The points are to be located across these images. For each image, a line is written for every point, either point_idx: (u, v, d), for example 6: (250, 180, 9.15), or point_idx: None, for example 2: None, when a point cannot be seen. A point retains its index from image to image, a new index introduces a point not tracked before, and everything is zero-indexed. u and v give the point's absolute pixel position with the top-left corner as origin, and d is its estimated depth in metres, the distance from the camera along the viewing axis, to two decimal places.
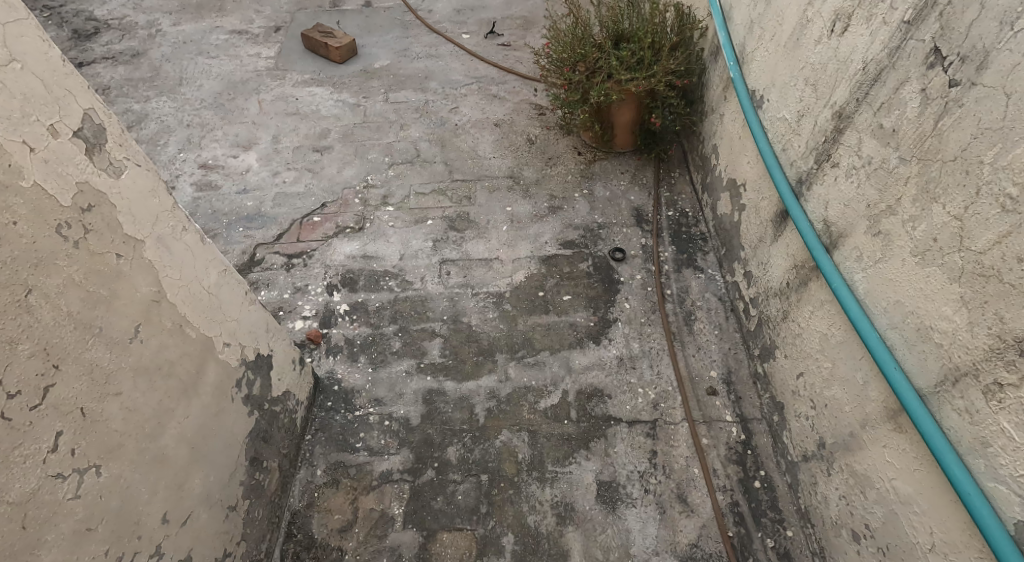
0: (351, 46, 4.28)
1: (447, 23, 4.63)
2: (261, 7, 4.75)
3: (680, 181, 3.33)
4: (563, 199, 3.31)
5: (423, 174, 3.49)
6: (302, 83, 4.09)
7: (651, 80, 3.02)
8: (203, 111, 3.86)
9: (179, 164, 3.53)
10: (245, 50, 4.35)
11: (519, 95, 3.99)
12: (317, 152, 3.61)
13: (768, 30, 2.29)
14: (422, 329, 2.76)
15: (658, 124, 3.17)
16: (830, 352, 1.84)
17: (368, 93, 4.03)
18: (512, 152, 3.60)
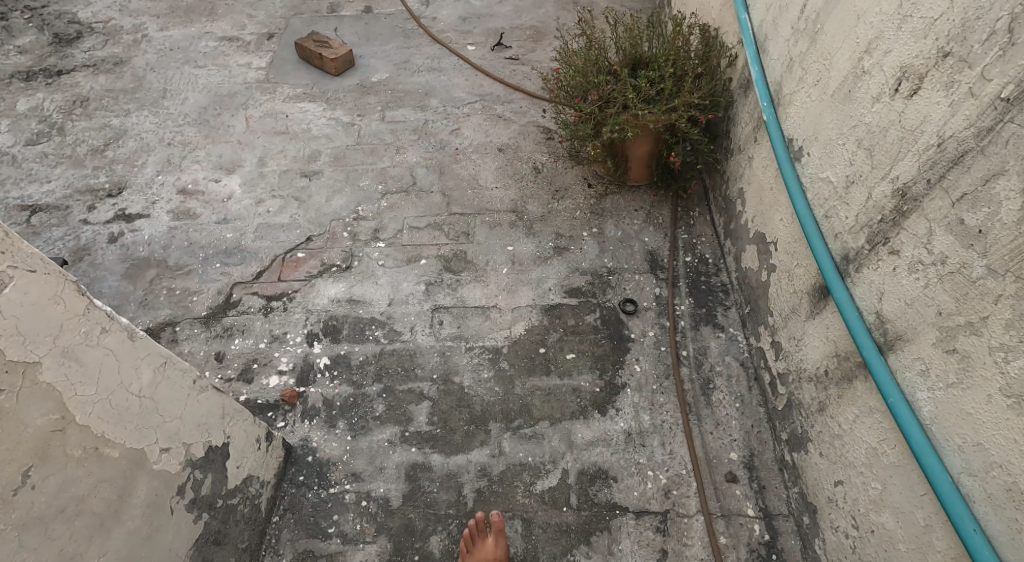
0: (348, 58, 4.01)
1: (451, 32, 4.33)
2: (255, 11, 4.46)
3: (700, 222, 3.03)
4: (569, 240, 3.04)
5: (418, 206, 3.23)
6: (294, 97, 3.82)
7: (671, 115, 2.71)
8: (187, 128, 3.60)
9: (156, 187, 3.27)
10: (236, 59, 4.08)
11: (526, 115, 3.70)
12: (305, 178, 3.35)
13: (811, 73, 1.98)
14: (409, 390, 2.48)
15: (678, 162, 2.86)
16: (880, 471, 1.55)
17: (363, 111, 3.76)
18: (516, 182, 3.33)
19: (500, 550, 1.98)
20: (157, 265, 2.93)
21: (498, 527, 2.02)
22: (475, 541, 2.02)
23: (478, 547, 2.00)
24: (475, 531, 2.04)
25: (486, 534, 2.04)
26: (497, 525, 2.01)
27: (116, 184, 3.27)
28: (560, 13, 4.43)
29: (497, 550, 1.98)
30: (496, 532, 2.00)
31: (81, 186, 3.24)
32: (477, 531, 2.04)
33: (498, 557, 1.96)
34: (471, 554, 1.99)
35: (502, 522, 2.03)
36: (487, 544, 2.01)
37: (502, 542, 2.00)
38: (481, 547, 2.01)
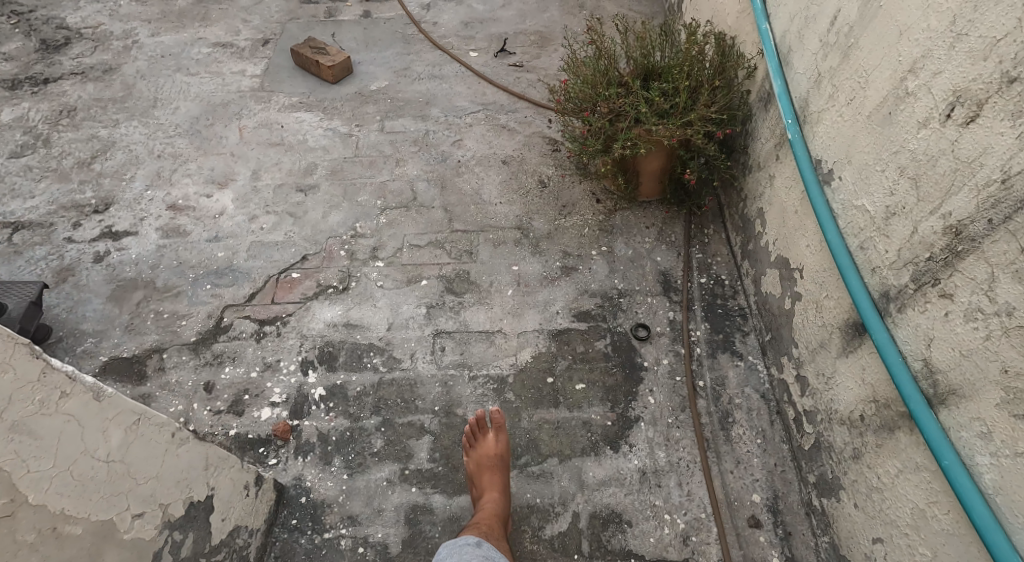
0: (346, 65, 3.87)
1: (453, 38, 4.18)
2: (249, 16, 4.32)
3: (715, 240, 2.88)
4: (577, 259, 2.89)
5: (419, 222, 3.08)
6: (289, 107, 3.68)
7: (687, 130, 2.55)
8: (177, 140, 3.46)
9: (145, 203, 3.13)
10: (230, 67, 3.94)
11: (531, 125, 3.56)
12: (301, 193, 3.21)
13: (842, 90, 1.83)
14: (409, 423, 2.34)
15: (693, 179, 2.70)
16: (930, 536, 1.44)
17: (362, 120, 3.61)
18: (521, 197, 3.19)
19: (500, 444, 2.13)
20: (145, 287, 2.78)
21: (498, 424, 2.17)
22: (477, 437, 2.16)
23: (480, 442, 2.15)
24: (477, 428, 2.18)
25: (487, 432, 2.19)
26: (497, 421, 2.16)
27: (102, 199, 3.13)
28: (565, 18, 4.29)
29: (498, 444, 2.13)
30: (496, 428, 2.15)
31: (66, 202, 3.10)
32: (478, 427, 2.19)
33: (499, 449, 2.11)
34: (474, 448, 2.14)
35: (501, 419, 2.18)
36: (487, 439, 2.15)
37: (501, 437, 2.15)
38: (483, 443, 2.15)
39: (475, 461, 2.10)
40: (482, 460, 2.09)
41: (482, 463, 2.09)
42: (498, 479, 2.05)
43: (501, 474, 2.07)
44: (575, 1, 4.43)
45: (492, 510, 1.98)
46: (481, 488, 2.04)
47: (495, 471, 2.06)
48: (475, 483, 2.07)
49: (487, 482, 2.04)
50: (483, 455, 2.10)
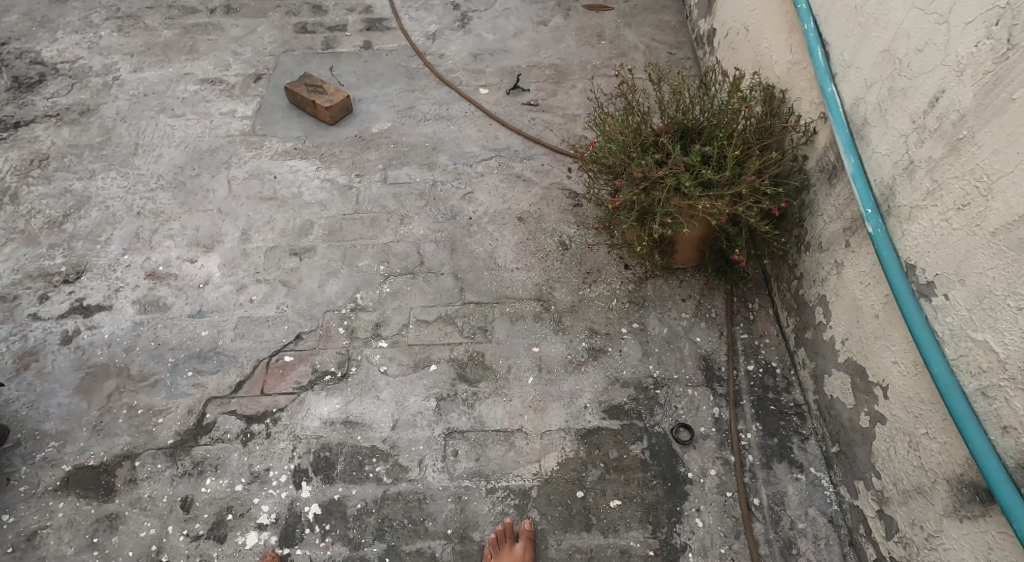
0: (345, 105, 3.58)
1: (461, 72, 3.87)
2: (240, 48, 4.00)
3: (762, 316, 2.55)
4: (605, 339, 2.57)
5: (426, 292, 2.76)
6: (283, 153, 3.36)
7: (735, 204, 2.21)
8: (159, 193, 3.14)
9: (121, 270, 2.80)
10: (219, 106, 3.62)
11: (548, 175, 3.25)
12: (295, 256, 2.89)
13: (946, 187, 1.53)
14: (418, 551, 2.05)
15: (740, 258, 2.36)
16: None
17: (363, 169, 3.30)
18: (539, 262, 2.87)
19: (528, 553, 1.98)
20: (117, 375, 2.45)
21: (528, 535, 2.02)
22: (501, 544, 2.00)
23: (505, 550, 1.99)
24: (502, 535, 2.03)
25: (514, 540, 2.03)
26: (525, 531, 2.01)
27: (74, 266, 2.81)
28: (581, 51, 3.99)
29: (527, 552, 1.98)
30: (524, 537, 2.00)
31: (33, 270, 2.78)
32: (503, 535, 2.03)
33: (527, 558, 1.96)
34: (496, 555, 1.98)
35: (531, 532, 2.03)
36: (513, 548, 1.99)
37: (529, 547, 1.99)
38: (507, 550, 1.99)
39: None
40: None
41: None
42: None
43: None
44: (592, 31, 4.12)
45: None
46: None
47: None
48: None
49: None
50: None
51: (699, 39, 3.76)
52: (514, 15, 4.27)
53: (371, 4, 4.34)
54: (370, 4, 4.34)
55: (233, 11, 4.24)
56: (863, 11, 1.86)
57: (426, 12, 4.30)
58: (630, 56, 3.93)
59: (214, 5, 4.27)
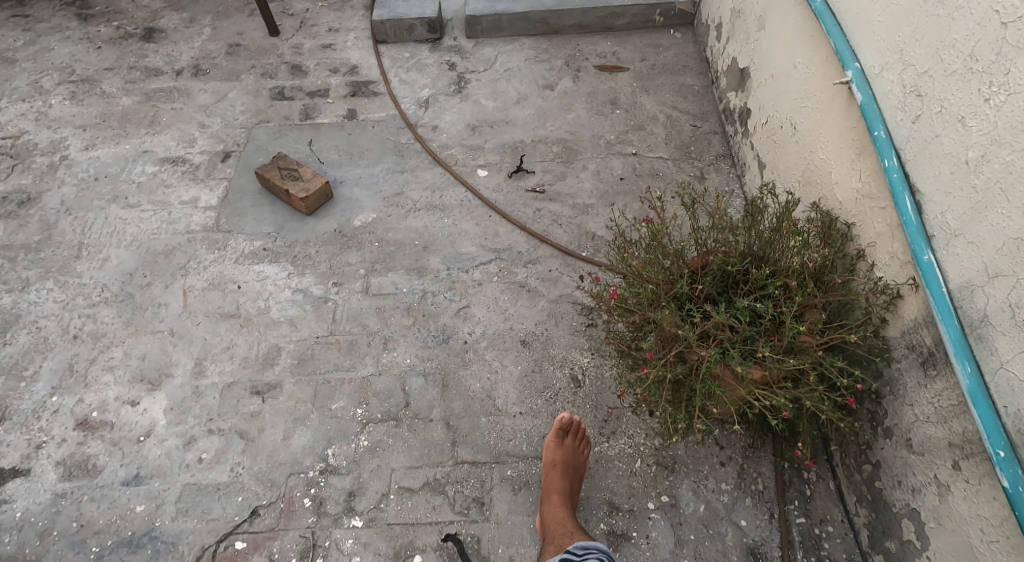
0: (324, 192, 3.14)
1: (457, 149, 3.43)
2: (208, 119, 3.55)
3: (820, 493, 2.08)
4: (629, 518, 2.11)
5: (412, 446, 2.31)
6: (250, 256, 2.91)
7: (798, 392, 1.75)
8: (101, 309, 2.68)
9: (46, 419, 2.35)
10: (179, 194, 3.17)
11: (557, 284, 2.81)
12: (256, 396, 2.43)
13: None
14: None
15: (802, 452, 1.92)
16: None
17: (341, 276, 2.85)
18: (546, 404, 2.41)
19: (579, 457, 2.14)
20: None
21: (580, 437, 2.18)
22: (561, 435, 2.17)
23: (561, 443, 2.15)
24: (562, 426, 2.18)
25: (567, 435, 2.19)
26: (581, 434, 2.17)
27: None
28: (593, 123, 3.54)
29: (578, 457, 2.14)
30: (581, 442, 2.17)
31: None
32: (561, 431, 2.18)
33: (580, 463, 2.13)
34: (555, 447, 2.14)
35: (569, 426, 2.18)
36: (566, 445, 2.15)
37: (582, 449, 2.16)
38: (561, 446, 2.14)
39: (555, 460, 2.11)
40: (560, 465, 2.09)
41: (555, 465, 2.10)
42: (564, 487, 2.06)
43: (568, 484, 2.07)
44: (605, 97, 3.68)
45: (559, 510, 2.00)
46: (550, 484, 2.07)
47: (561, 489, 2.06)
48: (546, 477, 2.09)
49: (555, 483, 2.06)
50: (559, 458, 2.11)
51: (729, 113, 3.31)
52: (517, 76, 3.83)
53: (357, 64, 3.91)
54: (355, 64, 3.91)
55: (203, 72, 3.81)
56: (981, 174, 1.48)
57: (419, 74, 3.86)
58: (648, 128, 3.48)
59: (181, 66, 3.84)
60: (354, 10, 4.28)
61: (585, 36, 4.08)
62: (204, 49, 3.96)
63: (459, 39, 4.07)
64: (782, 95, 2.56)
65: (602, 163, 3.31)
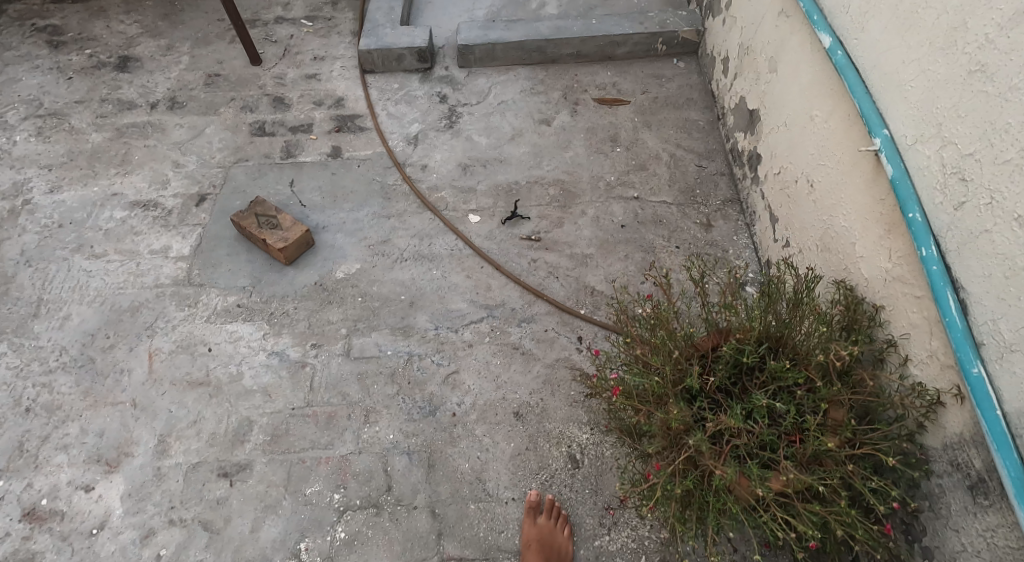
0: (304, 242, 2.94)
1: (448, 192, 3.23)
2: (183, 157, 3.35)
3: None
4: None
5: (393, 540, 2.12)
6: (222, 313, 2.70)
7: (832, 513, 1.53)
8: (58, 377, 2.47)
9: None
10: (149, 242, 2.96)
11: (553, 346, 2.60)
12: (224, 479, 2.23)
13: None
14: None
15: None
16: None
17: (321, 336, 2.64)
18: (542, 490, 2.22)
19: (558, 532, 2.07)
20: None
21: (555, 512, 2.12)
22: (534, 513, 2.12)
23: (535, 521, 2.09)
24: (534, 505, 2.15)
25: (543, 514, 2.13)
26: (555, 508, 2.11)
27: None
28: (592, 162, 3.34)
29: (556, 532, 2.07)
30: (556, 516, 2.10)
31: None
32: (535, 509, 2.13)
33: (558, 539, 2.05)
34: (530, 525, 2.08)
35: (547, 503, 2.14)
36: (540, 521, 2.09)
37: (561, 526, 2.09)
38: (536, 524, 2.09)
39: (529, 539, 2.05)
40: (535, 542, 2.03)
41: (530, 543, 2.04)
42: None
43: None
44: (605, 133, 3.48)
45: None
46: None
47: None
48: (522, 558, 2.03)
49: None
50: (534, 536, 2.05)
51: (736, 155, 3.11)
52: (511, 110, 3.63)
53: (343, 96, 3.71)
54: (341, 97, 3.70)
55: (179, 105, 3.61)
56: None
57: (408, 107, 3.66)
58: (651, 169, 3.28)
59: (156, 99, 3.64)
60: (341, 37, 4.08)
61: (584, 66, 3.88)
62: (181, 80, 3.76)
63: (451, 68, 3.86)
64: (797, 147, 2.36)
65: (602, 208, 3.11)
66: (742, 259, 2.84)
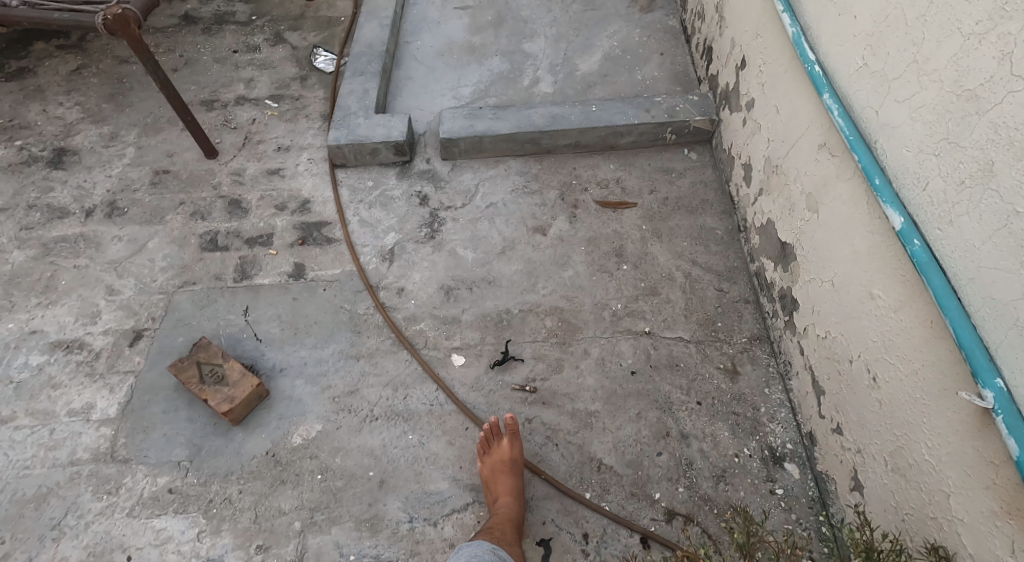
0: (256, 394, 2.47)
1: (429, 324, 2.77)
2: (118, 279, 2.88)
3: None
4: None
5: None
6: (150, 503, 2.26)
7: None
8: None
9: None
10: (68, 398, 2.49)
11: (551, 548, 2.17)
12: None
13: None
14: None
15: None
16: None
17: (270, 535, 2.21)
18: None
19: (513, 450, 2.24)
20: None
21: (511, 430, 2.28)
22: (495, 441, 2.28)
23: (494, 448, 2.27)
24: (494, 431, 2.31)
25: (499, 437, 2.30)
26: (511, 428, 2.26)
27: None
28: (595, 283, 2.89)
29: (511, 449, 2.24)
30: (509, 433, 2.26)
31: None
32: (492, 433, 2.31)
33: (512, 454, 2.22)
34: (487, 454, 2.26)
35: (513, 426, 2.28)
36: (501, 444, 2.27)
37: (513, 446, 2.25)
38: (496, 447, 2.27)
39: (489, 468, 2.22)
40: (496, 467, 2.21)
41: (495, 468, 2.22)
42: (509, 488, 2.17)
43: (512, 483, 2.18)
44: (609, 245, 3.04)
45: (504, 514, 2.12)
46: (496, 491, 2.18)
47: (508, 492, 2.17)
48: (489, 488, 2.20)
49: (501, 488, 2.17)
50: (497, 463, 2.22)
51: (764, 284, 2.67)
52: (501, 215, 3.19)
53: (309, 198, 3.26)
54: (307, 198, 3.25)
55: (119, 212, 3.15)
56: None
57: (383, 211, 3.21)
58: (663, 294, 2.83)
59: (93, 204, 3.18)
60: (309, 122, 3.63)
61: (582, 157, 3.44)
62: (123, 179, 3.30)
63: (432, 161, 3.42)
64: (851, 321, 1.92)
65: (607, 347, 2.65)
66: (776, 422, 2.38)
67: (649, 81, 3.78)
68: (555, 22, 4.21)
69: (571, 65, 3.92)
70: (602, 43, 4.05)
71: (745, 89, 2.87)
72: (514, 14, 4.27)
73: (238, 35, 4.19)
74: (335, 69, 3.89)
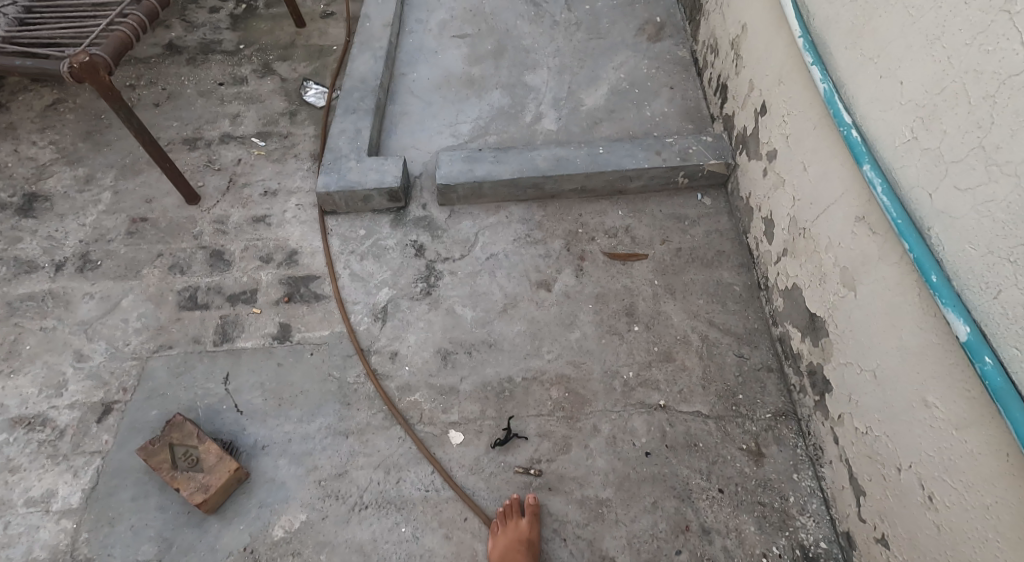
0: (233, 480, 2.25)
1: (424, 394, 2.56)
2: (87, 342, 2.66)
3: None
4: None
5: None
6: None
7: None
8: None
9: None
10: (27, 485, 2.30)
11: None
12: None
13: None
14: None
15: None
16: None
17: None
18: None
19: (531, 531, 2.16)
20: None
21: (532, 511, 2.20)
22: (514, 516, 2.20)
23: (512, 523, 2.18)
24: (514, 507, 2.23)
25: (517, 514, 2.22)
26: (534, 509, 2.19)
27: None
28: (604, 346, 2.67)
29: (529, 529, 2.16)
30: (530, 512, 2.19)
31: None
32: (511, 510, 2.22)
33: (530, 535, 2.14)
34: (504, 529, 2.17)
35: (537, 507, 2.21)
36: (519, 522, 2.18)
37: (532, 526, 2.18)
38: (514, 525, 2.18)
39: (504, 543, 2.13)
40: (511, 543, 2.11)
41: (510, 545, 2.12)
42: None
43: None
44: (619, 303, 2.82)
45: None
46: None
47: None
48: None
49: None
50: (514, 540, 2.13)
51: (789, 354, 2.45)
52: (503, 268, 2.97)
53: (296, 248, 3.04)
54: (294, 249, 3.04)
55: (92, 265, 2.93)
56: None
57: (376, 263, 3.00)
58: (679, 360, 2.61)
59: (64, 256, 2.96)
60: (298, 162, 3.42)
61: (589, 202, 3.23)
62: (98, 227, 3.09)
63: (429, 207, 3.20)
64: (900, 426, 1.71)
65: (619, 423, 2.44)
66: (807, 514, 2.22)
67: (659, 117, 3.57)
68: (558, 51, 4.00)
69: (575, 99, 3.72)
70: (608, 75, 3.84)
71: (766, 136, 2.65)
72: (515, 43, 4.07)
73: (225, 65, 3.98)
74: (327, 104, 3.68)
